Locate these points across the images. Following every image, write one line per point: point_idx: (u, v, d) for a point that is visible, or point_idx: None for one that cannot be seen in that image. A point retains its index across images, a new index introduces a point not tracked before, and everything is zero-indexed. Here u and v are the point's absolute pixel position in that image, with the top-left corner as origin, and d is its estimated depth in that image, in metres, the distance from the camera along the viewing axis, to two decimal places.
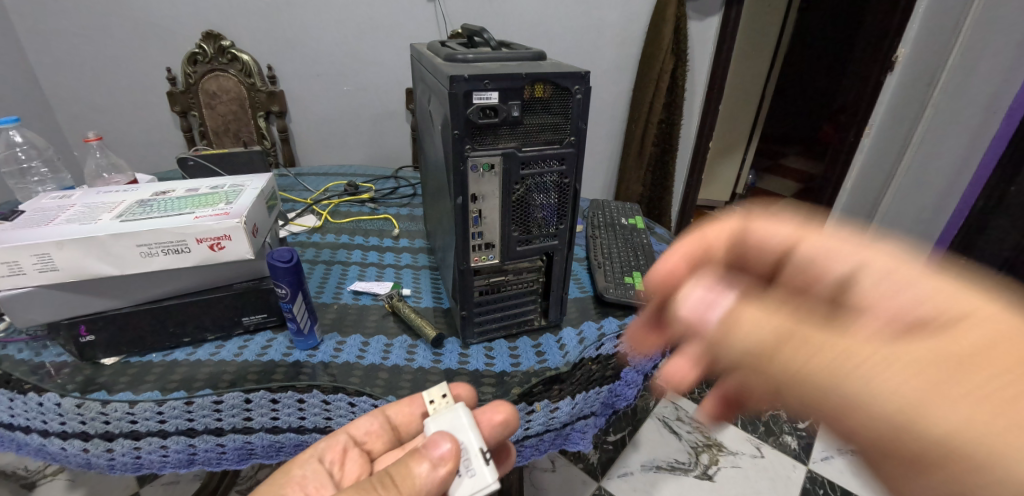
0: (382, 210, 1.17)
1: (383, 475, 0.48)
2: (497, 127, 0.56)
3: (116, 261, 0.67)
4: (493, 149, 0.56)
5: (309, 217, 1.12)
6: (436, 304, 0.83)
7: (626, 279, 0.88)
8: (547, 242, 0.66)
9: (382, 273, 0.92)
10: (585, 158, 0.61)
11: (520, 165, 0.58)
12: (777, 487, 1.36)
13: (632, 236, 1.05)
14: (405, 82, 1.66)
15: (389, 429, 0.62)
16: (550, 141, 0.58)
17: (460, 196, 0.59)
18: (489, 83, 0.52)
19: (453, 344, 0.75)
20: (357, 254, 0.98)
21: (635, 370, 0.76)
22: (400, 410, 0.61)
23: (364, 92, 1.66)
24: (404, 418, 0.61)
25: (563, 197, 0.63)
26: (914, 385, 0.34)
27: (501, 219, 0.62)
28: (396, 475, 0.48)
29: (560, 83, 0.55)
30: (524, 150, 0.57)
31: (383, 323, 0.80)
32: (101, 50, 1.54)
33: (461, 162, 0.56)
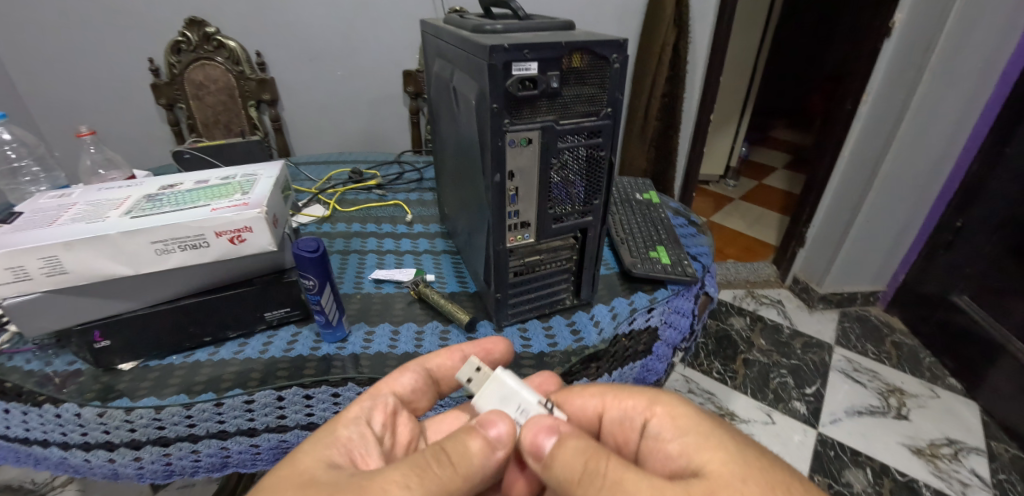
0: (390, 196, 1.14)
1: (438, 449, 0.47)
2: (535, 99, 0.53)
3: (130, 261, 0.64)
4: (531, 123, 0.54)
5: (317, 206, 1.09)
6: (462, 289, 0.82)
7: (651, 254, 0.86)
8: (582, 219, 0.65)
9: (401, 260, 0.90)
10: (621, 130, 0.59)
11: (558, 139, 0.56)
12: (788, 453, 1.50)
13: (650, 210, 1.04)
14: (400, 65, 1.61)
15: (431, 384, 0.62)
16: (587, 114, 0.56)
17: (496, 174, 0.56)
18: (528, 53, 0.50)
19: (485, 327, 0.73)
20: (372, 242, 0.96)
21: (664, 344, 0.81)
22: (443, 365, 0.63)
23: (357, 77, 1.61)
24: (444, 371, 0.63)
25: (598, 173, 0.62)
26: (755, 477, 0.44)
27: (538, 196, 0.60)
28: (452, 452, 0.47)
29: (599, 51, 0.53)
30: (562, 124, 0.55)
31: (410, 310, 0.78)
32: (79, 43, 1.46)
33: (499, 139, 0.54)
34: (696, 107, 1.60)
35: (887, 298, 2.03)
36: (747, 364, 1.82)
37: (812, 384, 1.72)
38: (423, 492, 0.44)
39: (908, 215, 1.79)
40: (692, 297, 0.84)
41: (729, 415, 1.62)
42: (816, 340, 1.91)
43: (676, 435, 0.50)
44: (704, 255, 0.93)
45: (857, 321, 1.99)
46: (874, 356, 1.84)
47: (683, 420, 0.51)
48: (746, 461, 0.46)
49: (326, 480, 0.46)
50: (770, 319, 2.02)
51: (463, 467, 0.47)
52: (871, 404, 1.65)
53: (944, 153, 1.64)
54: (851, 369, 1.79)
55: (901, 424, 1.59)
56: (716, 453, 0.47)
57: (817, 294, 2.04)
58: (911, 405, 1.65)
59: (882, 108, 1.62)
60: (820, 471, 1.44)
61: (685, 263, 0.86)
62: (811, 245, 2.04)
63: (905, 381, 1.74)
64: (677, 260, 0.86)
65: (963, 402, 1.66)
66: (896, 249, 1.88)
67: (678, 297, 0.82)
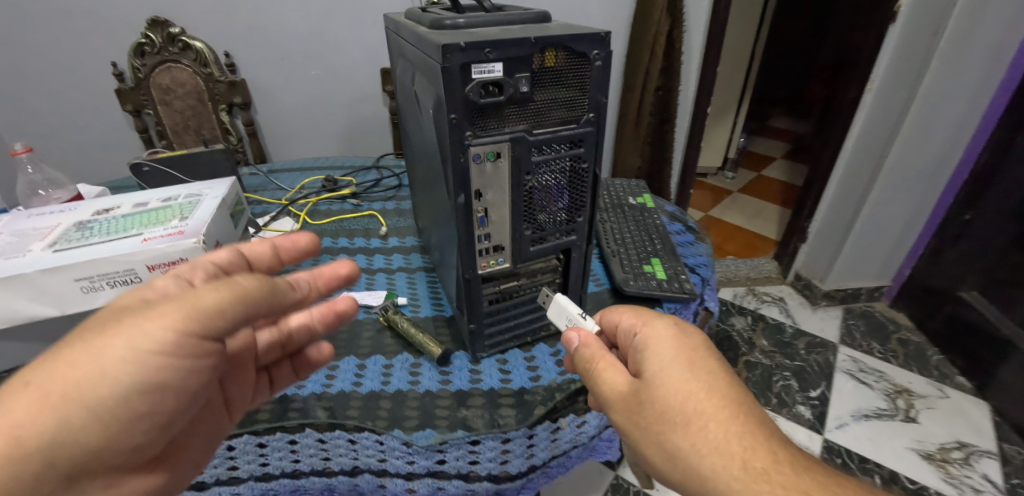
0: (365, 206, 1.06)
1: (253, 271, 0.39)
2: (502, 106, 0.45)
3: (55, 300, 0.56)
4: (499, 136, 0.46)
5: (286, 220, 1.01)
6: (437, 313, 0.74)
7: (645, 268, 0.79)
8: (564, 239, 0.57)
9: (372, 280, 0.82)
10: (605, 138, 0.51)
11: (531, 151, 0.48)
12: None
13: (644, 216, 0.96)
14: (378, 62, 1.52)
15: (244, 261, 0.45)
16: (565, 121, 0.48)
17: (460, 193, 0.48)
18: (490, 53, 0.42)
19: (460, 359, 0.66)
20: (342, 259, 0.88)
21: None
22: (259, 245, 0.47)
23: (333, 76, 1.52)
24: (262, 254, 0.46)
25: (581, 188, 0.54)
26: (727, 419, 0.39)
27: (511, 216, 0.52)
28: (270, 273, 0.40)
29: (575, 48, 0.45)
30: (535, 134, 0.47)
31: (379, 340, 0.70)
32: (28, 47, 1.35)
33: (460, 155, 0.46)
34: (692, 101, 1.51)
35: (893, 293, 1.92)
36: (750, 366, 1.73)
37: (817, 387, 1.63)
38: (236, 298, 0.36)
39: (914, 212, 1.69)
40: (690, 315, 0.76)
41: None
42: (819, 340, 1.81)
43: (669, 349, 0.44)
44: (703, 266, 0.85)
45: (862, 319, 1.89)
46: (880, 355, 1.74)
47: (688, 341, 0.45)
48: (730, 409, 0.40)
49: (143, 306, 0.36)
50: (772, 318, 1.92)
51: (274, 278, 0.38)
52: (878, 407, 1.56)
53: (952, 145, 1.54)
54: (857, 370, 1.69)
55: (910, 427, 1.50)
56: (692, 386, 0.41)
57: (820, 291, 1.94)
58: (919, 407, 1.56)
59: (888, 97, 1.52)
60: None
61: (682, 277, 0.78)
62: (813, 241, 1.93)
63: (912, 381, 1.64)
64: (674, 274, 0.78)
65: (973, 402, 1.57)
66: (900, 246, 1.78)
67: (674, 316, 0.74)
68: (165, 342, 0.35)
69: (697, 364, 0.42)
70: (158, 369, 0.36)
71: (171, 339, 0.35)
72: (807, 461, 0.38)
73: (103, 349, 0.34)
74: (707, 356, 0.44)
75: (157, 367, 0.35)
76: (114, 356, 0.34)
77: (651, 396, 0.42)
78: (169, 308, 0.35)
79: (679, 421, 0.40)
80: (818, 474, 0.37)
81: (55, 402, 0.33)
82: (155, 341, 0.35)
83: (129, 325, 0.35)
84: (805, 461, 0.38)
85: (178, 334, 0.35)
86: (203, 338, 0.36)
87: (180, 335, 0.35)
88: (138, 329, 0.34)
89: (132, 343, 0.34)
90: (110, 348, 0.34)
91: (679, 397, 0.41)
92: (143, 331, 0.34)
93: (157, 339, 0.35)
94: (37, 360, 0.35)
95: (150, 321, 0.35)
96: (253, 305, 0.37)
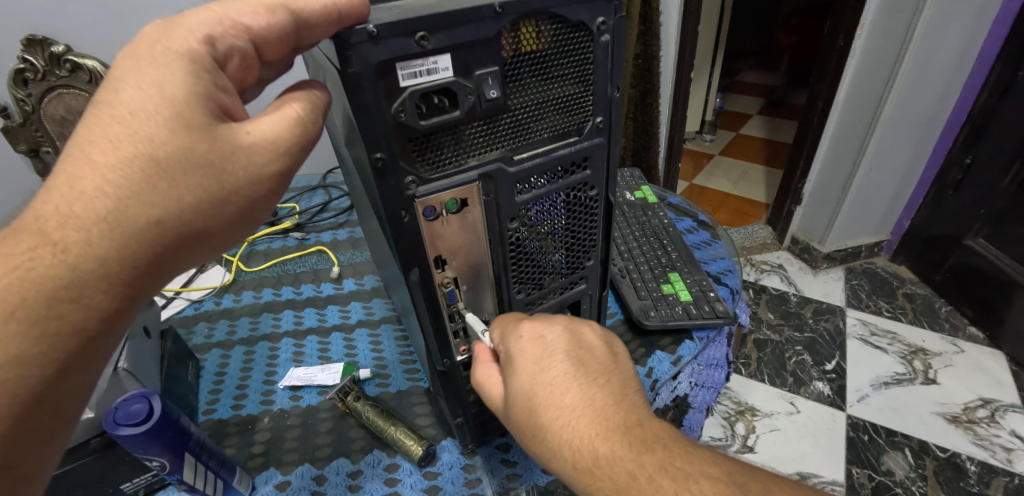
0: (311, 238, 0.88)
1: (152, 181, 0.24)
2: (462, 126, 0.28)
3: None
4: (461, 174, 0.29)
5: (216, 270, 0.83)
6: (412, 386, 0.58)
7: (664, 289, 0.64)
8: (572, 291, 0.41)
9: (327, 344, 0.65)
10: (620, 149, 0.35)
11: (515, 186, 0.31)
12: (822, 445, 1.03)
13: (646, 215, 0.80)
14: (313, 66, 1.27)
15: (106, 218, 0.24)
16: (560, 133, 0.32)
17: (412, 265, 0.31)
18: (427, 40, 0.25)
19: (449, 452, 0.50)
20: (287, 317, 0.71)
21: (697, 410, 0.63)
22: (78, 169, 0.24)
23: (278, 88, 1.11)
24: (105, 186, 0.24)
25: (590, 223, 0.37)
26: (559, 431, 0.29)
27: (495, 277, 0.36)
28: (98, 124, 0.24)
29: (569, 18, 0.28)
30: (517, 160, 0.31)
31: (342, 434, 0.54)
32: None
33: (404, 210, 0.29)
34: (673, 64, 1.32)
35: (893, 246, 1.45)
36: (758, 345, 1.26)
37: (833, 360, 1.19)
38: (177, 209, 0.25)
39: (910, 163, 1.26)
40: (725, 340, 0.63)
41: (748, 411, 1.11)
42: (825, 304, 1.35)
43: (510, 342, 0.33)
44: (730, 272, 0.70)
45: (866, 277, 1.42)
46: (889, 315, 1.30)
47: (538, 324, 0.33)
48: (561, 416, 0.29)
49: (183, 233, 0.25)
50: (773, 289, 1.42)
51: (165, 173, 0.24)
52: (895, 372, 1.16)
53: (951, 81, 1.13)
54: (868, 335, 1.25)
55: (931, 390, 1.11)
56: (525, 393, 0.31)
57: (820, 254, 1.44)
58: (938, 367, 1.16)
59: (881, 42, 1.09)
60: (855, 461, 0.99)
61: (711, 296, 0.63)
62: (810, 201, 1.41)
63: (927, 339, 1.23)
64: (700, 293, 0.63)
65: (988, 353, 1.19)
66: (898, 199, 1.34)
67: (709, 347, 0.60)
68: (287, 156, 0.27)
69: (537, 361, 0.31)
70: (260, 182, 0.27)
71: (292, 148, 0.27)
72: (655, 475, 0.26)
73: (216, 133, 0.25)
74: (559, 345, 0.32)
75: (267, 184, 0.27)
76: (227, 163, 0.25)
77: (497, 400, 0.34)
78: (291, 93, 0.28)
79: (521, 433, 0.32)
80: (662, 492, 0.26)
81: (163, 173, 0.24)
82: (277, 140, 0.27)
83: (164, 44, 0.25)
84: (652, 475, 0.26)
85: (302, 144, 0.28)
86: (310, 151, 0.28)
87: (302, 141, 0.28)
88: (176, 53, 0.25)
89: (257, 129, 0.26)
90: (229, 129, 0.26)
91: (514, 408, 0.31)
92: (184, 63, 0.25)
93: (278, 130, 0.27)
94: (119, 71, 0.25)
95: (267, 112, 0.27)
96: (171, 206, 0.25)
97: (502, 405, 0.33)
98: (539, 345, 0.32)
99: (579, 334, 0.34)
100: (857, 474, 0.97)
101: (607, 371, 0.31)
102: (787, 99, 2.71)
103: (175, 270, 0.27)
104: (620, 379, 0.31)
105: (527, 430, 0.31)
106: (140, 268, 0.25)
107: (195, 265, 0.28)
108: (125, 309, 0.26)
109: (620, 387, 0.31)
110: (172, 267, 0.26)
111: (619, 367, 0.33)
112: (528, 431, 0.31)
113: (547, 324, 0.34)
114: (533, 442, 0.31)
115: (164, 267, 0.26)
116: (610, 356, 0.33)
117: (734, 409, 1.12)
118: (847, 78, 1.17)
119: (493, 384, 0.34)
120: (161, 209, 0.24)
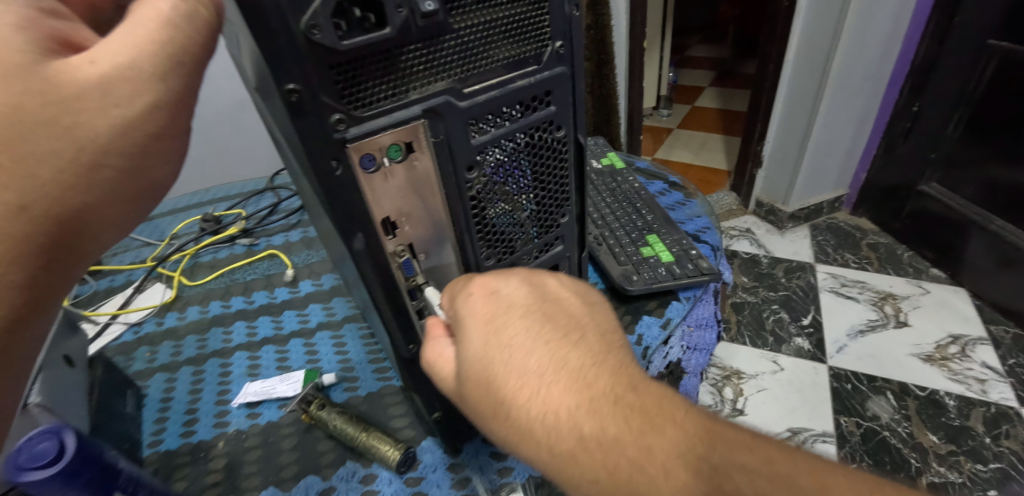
0: (262, 244, 0.80)
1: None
2: (394, 51, 0.23)
3: None
4: (402, 109, 0.24)
5: (156, 290, 0.74)
6: (384, 386, 0.52)
7: (644, 252, 0.61)
8: (550, 254, 0.36)
9: (286, 354, 0.59)
10: (584, 80, 0.31)
11: (469, 125, 0.26)
12: (810, 399, 1.02)
13: (616, 182, 0.76)
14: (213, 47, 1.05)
15: None
16: (516, 61, 0.27)
17: (355, 230, 0.26)
18: None
19: (431, 452, 0.45)
20: (239, 330, 0.64)
21: (691, 375, 0.60)
22: None
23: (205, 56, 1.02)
24: None
25: (561, 171, 0.33)
26: (524, 406, 0.24)
27: (458, 241, 0.31)
28: None
29: None
30: (468, 94, 0.26)
31: (308, 448, 0.48)
32: None
33: (336, 160, 0.24)
34: (626, 33, 1.29)
35: (852, 200, 1.46)
36: (736, 309, 1.25)
37: (809, 314, 1.20)
38: (44, 184, 0.19)
39: (862, 114, 1.26)
40: (711, 298, 0.60)
41: (734, 375, 1.09)
42: (796, 262, 1.35)
43: (460, 304, 0.28)
44: (708, 229, 0.68)
45: (831, 232, 1.43)
46: (857, 266, 1.31)
47: (492, 280, 0.28)
48: (528, 386, 0.24)
49: (64, 211, 0.19)
50: (744, 253, 1.41)
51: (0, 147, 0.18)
52: (868, 319, 1.17)
53: (892, 30, 1.13)
54: (839, 286, 1.26)
55: (904, 332, 1.13)
56: (480, 361, 0.25)
57: (785, 214, 1.43)
58: (908, 310, 1.18)
59: None
60: (842, 410, 0.99)
61: (693, 254, 0.60)
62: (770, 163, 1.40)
63: (894, 284, 1.25)
64: (681, 252, 0.60)
65: (952, 291, 1.22)
66: (852, 154, 1.34)
67: (697, 306, 0.57)
68: (158, 83, 0.21)
69: (492, 321, 0.26)
70: (134, 126, 0.21)
71: (160, 68, 0.21)
72: (658, 454, 0.22)
73: (49, 73, 0.19)
74: (518, 301, 0.27)
75: (147, 131, 0.21)
76: (77, 113, 0.19)
77: (449, 379, 0.28)
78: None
79: (478, 413, 0.26)
80: (670, 474, 0.22)
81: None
82: (135, 60, 0.20)
83: None
84: (653, 454, 0.22)
85: (173, 61, 0.21)
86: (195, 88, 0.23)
87: (173, 58, 0.21)
88: None
89: (105, 55, 0.20)
90: (65, 62, 0.20)
91: (468, 383, 0.26)
92: None
93: (133, 44, 0.21)
94: None
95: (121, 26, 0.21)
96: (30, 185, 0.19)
97: (455, 384, 0.27)
98: (494, 302, 0.27)
99: (542, 286, 0.29)
100: (846, 423, 0.97)
101: (579, 326, 0.26)
102: (737, 69, 2.74)
103: (78, 263, 0.21)
104: (598, 334, 0.27)
105: (487, 411, 0.25)
106: (34, 265, 0.19)
107: (100, 250, 0.22)
108: (29, 326, 0.20)
109: (600, 345, 0.26)
110: (74, 257, 0.21)
111: (596, 321, 0.28)
112: (489, 413, 0.25)
113: (503, 278, 0.29)
114: (496, 426, 0.25)
115: (61, 259, 0.20)
116: (585, 308, 0.28)
117: (721, 375, 1.10)
118: (795, 39, 1.17)
119: (444, 360, 0.28)
120: (19, 190, 0.18)
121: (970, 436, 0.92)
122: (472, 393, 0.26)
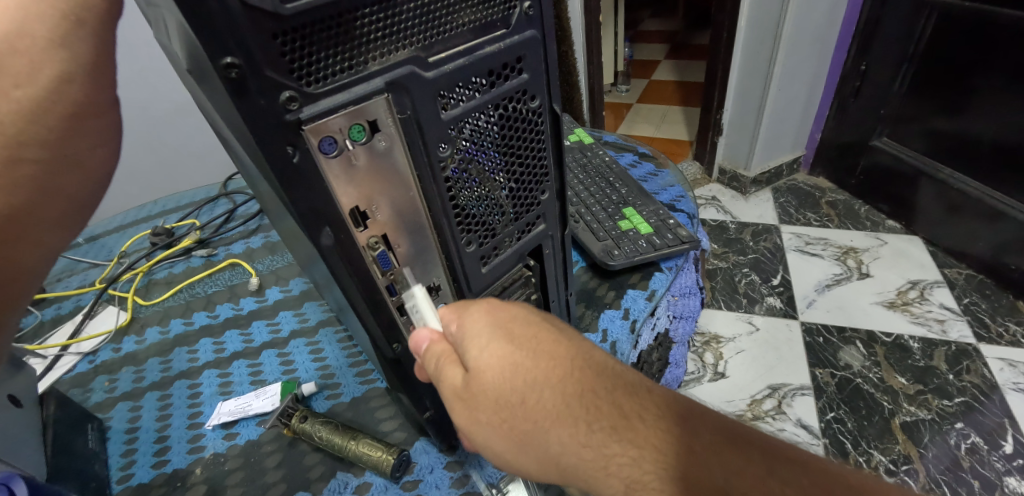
0: (221, 253, 0.75)
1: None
2: (342, 14, 0.20)
3: None
4: (362, 83, 0.22)
5: (108, 314, 0.68)
6: (368, 390, 0.50)
7: (623, 225, 0.60)
8: (531, 234, 0.35)
9: (260, 367, 0.55)
10: (556, 45, 0.29)
11: (437, 97, 0.24)
12: (785, 356, 1.05)
13: (587, 157, 0.75)
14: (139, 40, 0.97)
15: None
16: (483, 25, 0.25)
17: (322, 224, 0.24)
18: None
19: (427, 455, 0.43)
20: (205, 347, 0.60)
21: (678, 345, 0.60)
22: None
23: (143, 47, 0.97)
24: None
25: (536, 143, 0.31)
26: (565, 435, 0.25)
27: (434, 229, 0.28)
28: None
29: None
30: (432, 63, 0.23)
31: (294, 463, 0.45)
32: None
33: (291, 146, 0.21)
34: (580, 8, 1.26)
35: (809, 160, 1.50)
36: (709, 276, 1.27)
37: (778, 274, 1.23)
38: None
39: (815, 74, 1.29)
40: (693, 267, 0.60)
41: (713, 340, 1.11)
42: (762, 225, 1.38)
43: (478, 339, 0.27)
44: (683, 198, 0.67)
45: (792, 194, 1.46)
46: (819, 224, 1.35)
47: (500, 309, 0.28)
48: (556, 414, 0.25)
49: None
50: (711, 220, 1.43)
51: None
52: (833, 273, 1.21)
53: None
54: (804, 245, 1.30)
55: (868, 283, 1.17)
56: (507, 398, 0.26)
57: (748, 180, 1.45)
58: (868, 261, 1.23)
59: None
60: (817, 363, 1.03)
61: (672, 223, 0.59)
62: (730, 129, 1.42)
63: (854, 238, 1.29)
64: (660, 222, 0.60)
65: (906, 239, 1.27)
66: (808, 115, 1.38)
67: (680, 276, 0.57)
68: (58, 50, 0.22)
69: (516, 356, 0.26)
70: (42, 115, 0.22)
71: (55, 32, 0.22)
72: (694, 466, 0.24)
73: None
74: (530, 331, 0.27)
75: (59, 112, 0.23)
76: None
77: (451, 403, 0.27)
78: None
79: (493, 437, 0.27)
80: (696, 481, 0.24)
81: None
82: (24, 26, 0.22)
83: None
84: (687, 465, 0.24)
85: (71, 19, 0.22)
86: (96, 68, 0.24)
87: (69, 17, 0.22)
88: None
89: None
90: None
91: (490, 413, 0.26)
92: None
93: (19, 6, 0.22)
94: None
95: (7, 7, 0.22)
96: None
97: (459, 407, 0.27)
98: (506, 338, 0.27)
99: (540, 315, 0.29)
100: (821, 374, 1.01)
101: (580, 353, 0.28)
102: (688, 40, 2.76)
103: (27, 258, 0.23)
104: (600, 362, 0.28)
105: (513, 435, 0.26)
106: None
107: (55, 244, 0.25)
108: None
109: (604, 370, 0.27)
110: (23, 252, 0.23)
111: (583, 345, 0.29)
112: (514, 437, 0.26)
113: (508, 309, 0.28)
114: (518, 447, 0.26)
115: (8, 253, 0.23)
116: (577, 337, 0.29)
117: (700, 341, 1.11)
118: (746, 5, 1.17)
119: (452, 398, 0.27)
120: None
121: (935, 374, 0.97)
122: (496, 422, 0.26)
